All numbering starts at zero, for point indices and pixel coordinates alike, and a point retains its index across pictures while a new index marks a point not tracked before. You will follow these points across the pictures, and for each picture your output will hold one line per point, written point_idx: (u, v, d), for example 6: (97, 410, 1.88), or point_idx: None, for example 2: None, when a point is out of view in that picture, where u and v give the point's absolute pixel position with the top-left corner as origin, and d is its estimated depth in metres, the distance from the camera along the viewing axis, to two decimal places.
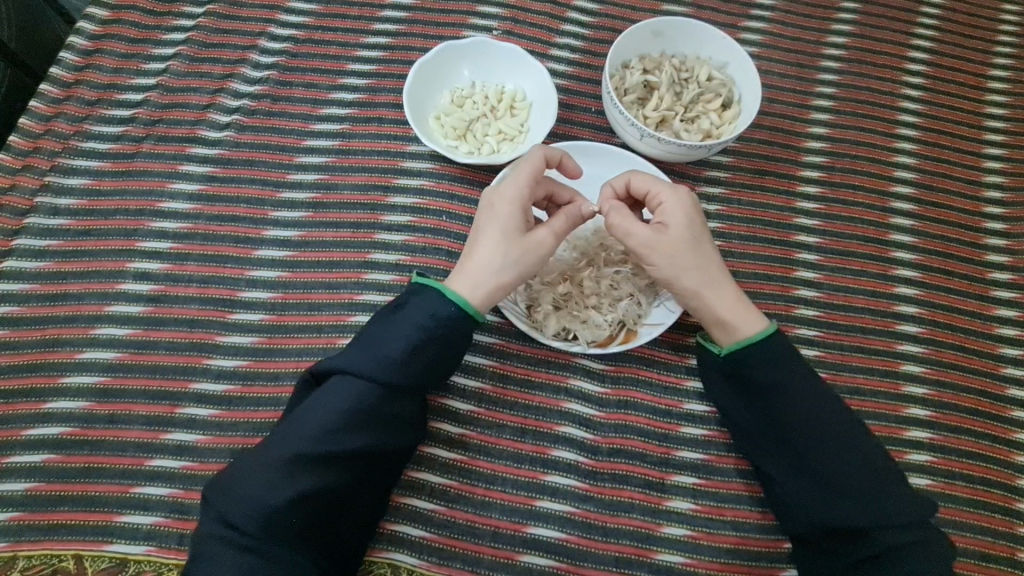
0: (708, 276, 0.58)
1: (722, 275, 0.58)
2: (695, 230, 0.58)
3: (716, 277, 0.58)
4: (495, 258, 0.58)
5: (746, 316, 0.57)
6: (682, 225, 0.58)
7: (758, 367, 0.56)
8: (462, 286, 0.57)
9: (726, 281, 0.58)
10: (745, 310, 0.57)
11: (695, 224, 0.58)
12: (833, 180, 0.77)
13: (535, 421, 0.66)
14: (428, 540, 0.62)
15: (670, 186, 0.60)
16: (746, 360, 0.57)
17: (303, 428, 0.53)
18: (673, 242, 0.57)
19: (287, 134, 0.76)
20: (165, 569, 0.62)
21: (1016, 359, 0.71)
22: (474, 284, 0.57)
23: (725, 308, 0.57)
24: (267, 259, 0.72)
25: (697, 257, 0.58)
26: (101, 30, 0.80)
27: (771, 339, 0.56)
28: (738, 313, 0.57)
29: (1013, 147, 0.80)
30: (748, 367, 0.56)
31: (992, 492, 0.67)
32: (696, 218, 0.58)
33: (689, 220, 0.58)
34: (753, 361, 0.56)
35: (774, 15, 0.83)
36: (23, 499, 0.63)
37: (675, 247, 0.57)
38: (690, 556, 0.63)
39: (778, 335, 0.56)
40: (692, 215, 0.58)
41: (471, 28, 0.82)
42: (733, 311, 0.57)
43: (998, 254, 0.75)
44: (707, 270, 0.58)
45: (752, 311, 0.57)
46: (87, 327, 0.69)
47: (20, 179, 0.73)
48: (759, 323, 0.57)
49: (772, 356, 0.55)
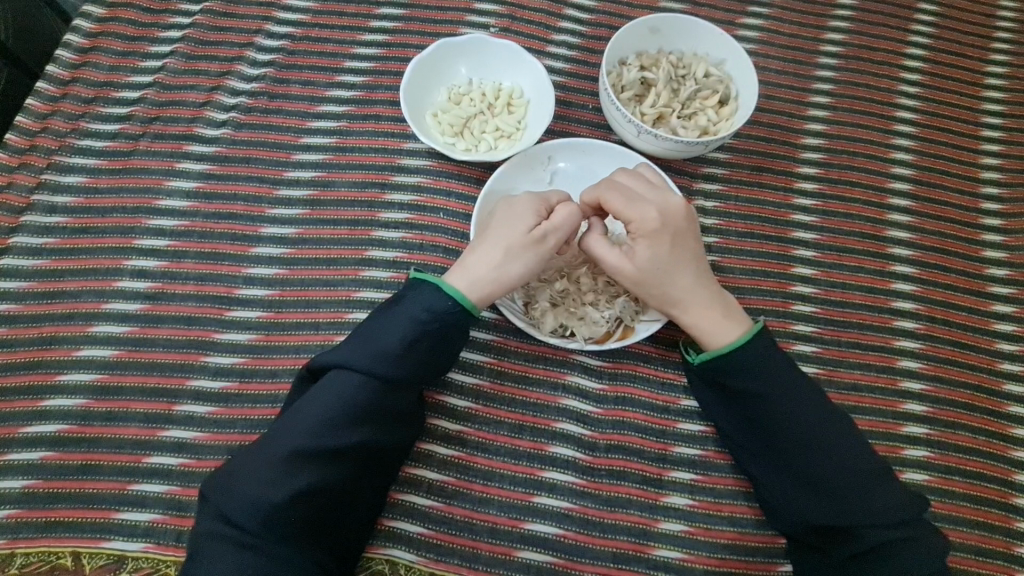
0: (675, 296, 0.59)
1: (691, 294, 0.59)
2: (660, 259, 0.59)
3: (682, 299, 0.59)
4: (495, 252, 0.58)
5: (711, 336, 0.59)
6: (644, 259, 0.59)
7: (742, 369, 0.56)
8: (462, 279, 0.58)
9: (694, 300, 0.59)
10: (712, 328, 0.59)
11: (658, 255, 0.59)
12: (831, 176, 0.77)
13: (533, 417, 0.66)
14: (426, 536, 0.62)
15: (638, 216, 0.59)
16: (726, 363, 0.57)
17: (301, 425, 0.53)
18: (636, 275, 0.59)
19: (284, 131, 0.76)
20: (163, 566, 0.62)
21: (1013, 355, 0.71)
22: (474, 278, 0.58)
23: (690, 324, 0.60)
24: (264, 256, 0.72)
25: (661, 283, 0.59)
26: (99, 27, 0.80)
27: (745, 347, 0.56)
28: (707, 330, 0.59)
29: (1010, 143, 0.80)
30: (730, 371, 0.57)
31: (988, 487, 0.67)
32: (659, 244, 0.59)
33: (651, 252, 0.59)
34: (737, 365, 0.57)
35: (770, 11, 0.83)
36: (20, 497, 0.63)
37: (637, 277, 0.59)
38: (687, 552, 0.63)
39: (755, 340, 0.57)
40: (654, 244, 0.59)
41: (468, 25, 0.82)
42: (699, 326, 0.59)
43: (994, 251, 0.75)
44: (674, 291, 0.59)
45: (724, 324, 0.58)
46: (85, 324, 0.69)
47: (16, 177, 0.73)
48: (727, 336, 0.58)
49: (755, 358, 0.56)
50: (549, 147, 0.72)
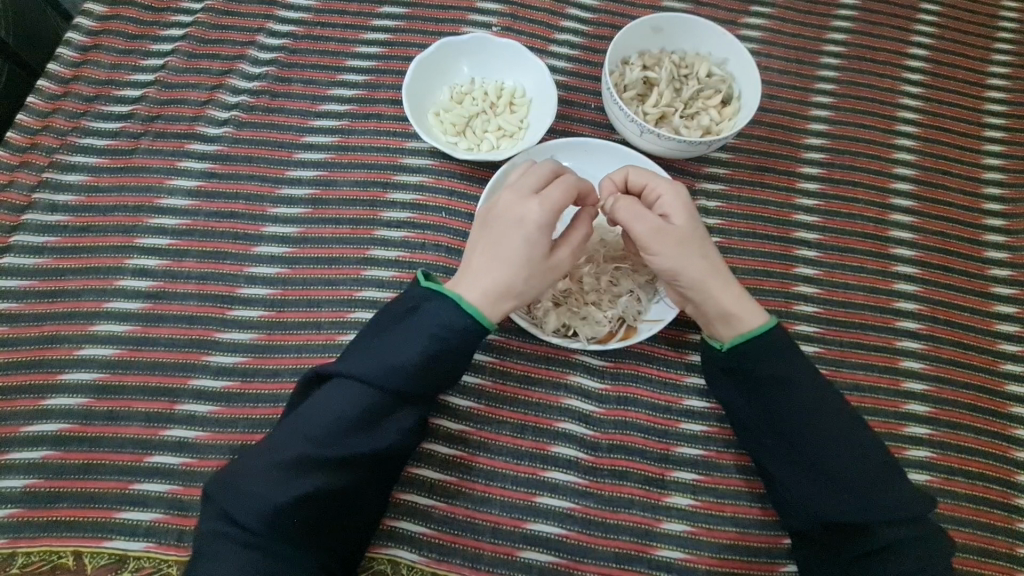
0: (710, 268, 0.58)
1: (722, 266, 0.59)
2: (695, 223, 0.59)
3: (718, 269, 0.58)
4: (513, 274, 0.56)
5: (749, 307, 0.57)
6: (683, 219, 0.58)
7: (759, 361, 0.56)
8: (473, 291, 0.56)
9: (727, 273, 0.59)
10: (748, 298, 0.58)
11: (694, 219, 0.59)
12: (833, 176, 0.77)
13: (535, 417, 0.66)
14: (428, 536, 0.62)
15: (668, 181, 0.60)
16: (748, 354, 0.57)
17: (310, 431, 0.52)
18: (678, 232, 0.57)
19: (287, 129, 0.76)
20: (165, 566, 0.62)
21: (1016, 355, 0.71)
22: (487, 289, 0.56)
23: (729, 298, 0.57)
24: (266, 255, 0.71)
25: (700, 249, 0.58)
26: (100, 25, 0.80)
27: (771, 333, 0.56)
28: (743, 303, 0.57)
29: (1013, 144, 0.80)
30: (749, 360, 0.57)
31: (991, 488, 0.67)
32: (695, 212, 0.59)
33: (689, 213, 0.58)
34: (757, 354, 0.56)
35: (774, 11, 0.83)
36: (21, 496, 0.63)
37: (678, 238, 0.57)
38: (689, 552, 0.63)
39: (778, 328, 0.56)
40: (692, 210, 0.58)
41: (470, 24, 0.81)
42: (737, 301, 0.57)
43: (997, 251, 0.75)
44: (710, 262, 0.58)
45: (754, 302, 0.58)
46: (86, 323, 0.68)
47: (18, 175, 0.73)
48: (760, 314, 0.57)
49: (772, 350, 0.56)
50: (551, 147, 0.72)
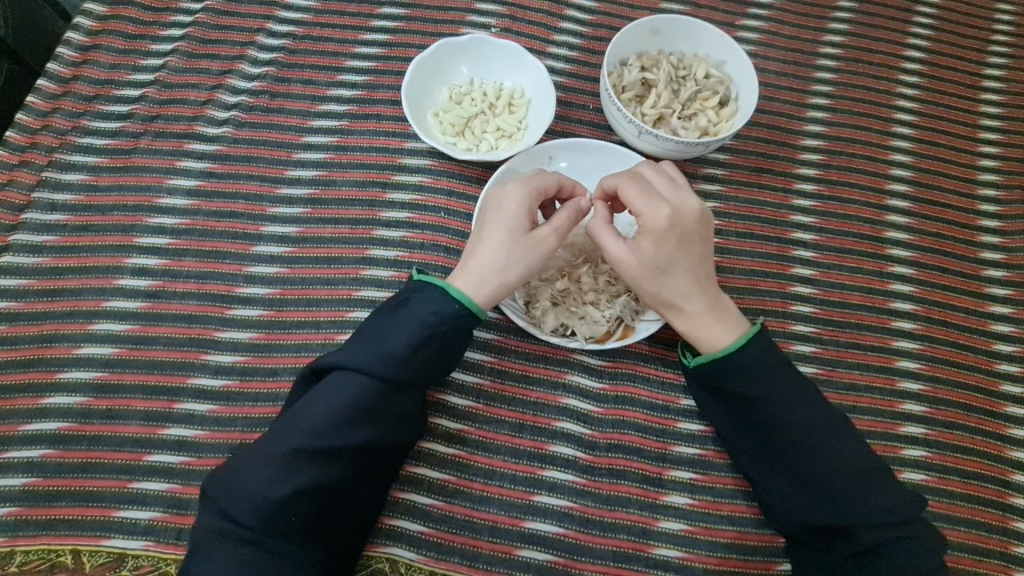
0: (670, 299, 0.59)
1: (688, 296, 0.58)
2: (663, 256, 0.57)
3: (680, 301, 0.58)
4: (494, 253, 0.58)
5: (706, 339, 0.58)
6: (647, 253, 0.57)
7: (732, 376, 0.57)
8: (461, 278, 0.58)
9: (692, 304, 0.58)
10: (709, 327, 0.58)
11: (662, 252, 0.57)
12: (830, 177, 0.77)
13: (533, 417, 0.67)
14: (427, 534, 0.63)
15: (647, 207, 0.57)
16: (721, 371, 0.57)
17: (305, 424, 0.53)
18: (634, 266, 0.58)
19: (286, 129, 0.77)
20: (163, 564, 0.62)
21: (1011, 355, 0.72)
22: (476, 277, 0.58)
23: (685, 328, 0.60)
24: (264, 255, 0.72)
25: (657, 283, 0.58)
26: (99, 25, 0.80)
27: (734, 358, 0.56)
28: (699, 334, 0.59)
29: (1009, 145, 0.80)
30: (722, 376, 0.57)
31: (985, 486, 0.67)
32: (666, 244, 0.57)
33: (656, 248, 0.57)
34: (730, 371, 0.57)
35: (771, 13, 0.84)
36: (20, 495, 0.63)
37: (636, 271, 0.58)
38: (686, 551, 0.63)
39: (748, 351, 0.56)
40: (660, 243, 0.57)
41: (469, 25, 0.82)
42: (691, 331, 0.59)
43: (992, 252, 0.76)
44: (671, 293, 0.58)
45: (720, 332, 0.58)
46: (85, 322, 0.68)
47: (17, 174, 0.73)
48: (724, 341, 0.57)
49: (748, 363, 0.56)
50: (550, 147, 0.72)
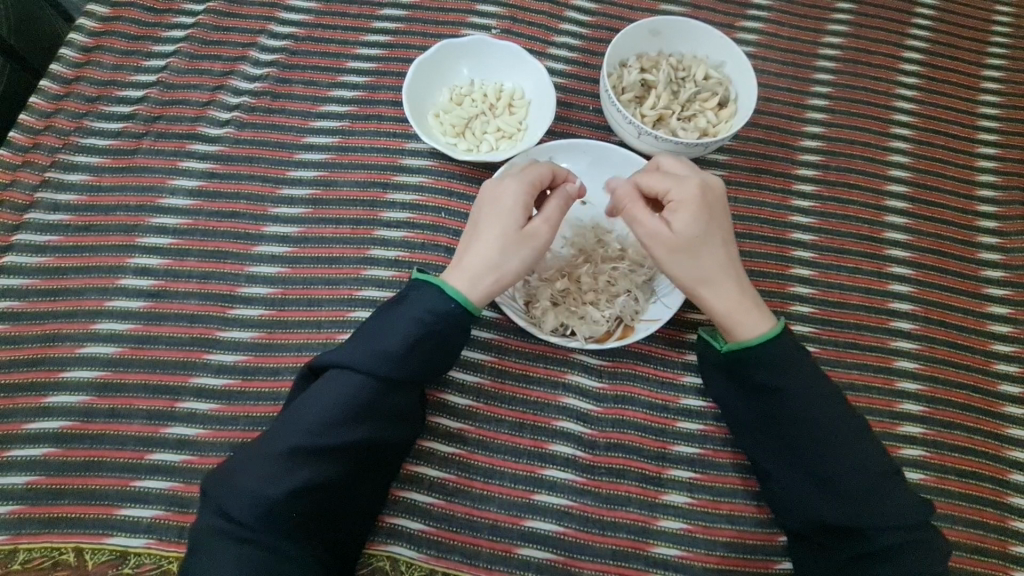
0: (708, 276, 0.58)
1: (725, 272, 0.58)
2: (700, 230, 0.57)
3: (718, 277, 0.58)
4: (489, 249, 0.59)
5: (745, 317, 0.58)
6: (685, 226, 0.57)
7: (760, 365, 0.57)
8: (455, 274, 0.59)
9: (728, 280, 0.59)
10: (745, 305, 0.58)
11: (699, 225, 0.57)
12: (829, 178, 0.78)
13: (534, 416, 0.67)
14: (428, 533, 0.63)
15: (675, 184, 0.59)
16: (750, 361, 0.57)
17: (302, 422, 0.53)
18: (673, 242, 0.58)
19: (287, 130, 0.77)
20: (165, 562, 0.62)
21: (1009, 355, 0.72)
22: (470, 273, 0.58)
23: (722, 309, 0.59)
24: (266, 255, 0.72)
25: (695, 259, 0.58)
26: (102, 26, 0.80)
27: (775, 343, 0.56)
28: (739, 313, 0.58)
29: (1007, 146, 0.81)
30: (751, 364, 0.57)
31: (983, 485, 0.67)
32: (702, 216, 0.57)
33: (694, 221, 0.57)
34: (757, 360, 0.57)
35: (770, 15, 0.84)
36: (23, 493, 0.63)
37: (674, 248, 0.58)
38: (685, 549, 0.64)
39: (784, 336, 0.57)
40: (696, 215, 0.57)
41: (470, 27, 0.82)
42: (731, 311, 0.58)
43: (990, 253, 0.76)
44: (709, 270, 0.58)
45: (755, 309, 0.58)
46: (88, 321, 0.69)
47: (20, 175, 0.73)
48: (764, 324, 0.58)
49: (778, 355, 0.56)
50: (550, 148, 0.72)
